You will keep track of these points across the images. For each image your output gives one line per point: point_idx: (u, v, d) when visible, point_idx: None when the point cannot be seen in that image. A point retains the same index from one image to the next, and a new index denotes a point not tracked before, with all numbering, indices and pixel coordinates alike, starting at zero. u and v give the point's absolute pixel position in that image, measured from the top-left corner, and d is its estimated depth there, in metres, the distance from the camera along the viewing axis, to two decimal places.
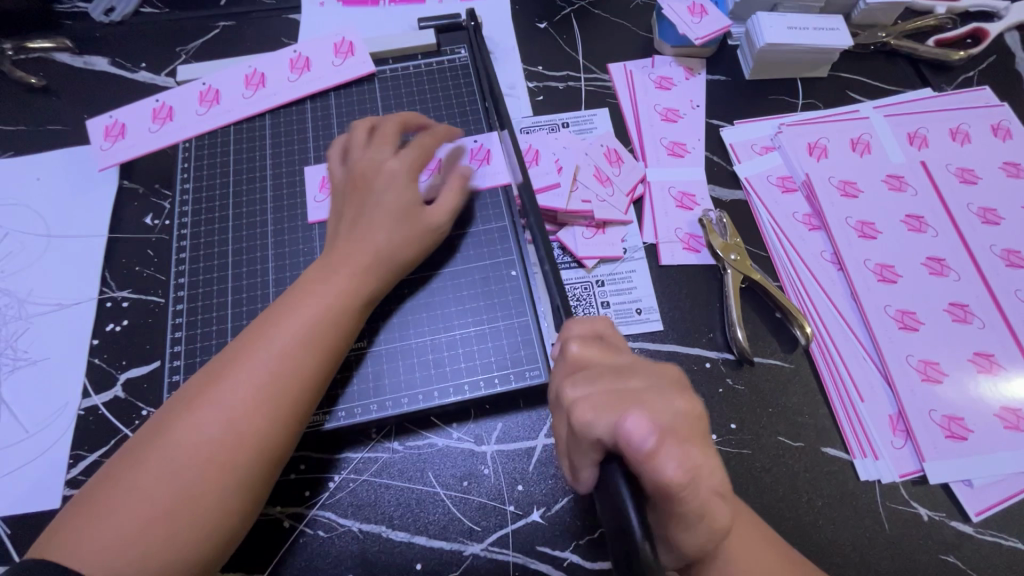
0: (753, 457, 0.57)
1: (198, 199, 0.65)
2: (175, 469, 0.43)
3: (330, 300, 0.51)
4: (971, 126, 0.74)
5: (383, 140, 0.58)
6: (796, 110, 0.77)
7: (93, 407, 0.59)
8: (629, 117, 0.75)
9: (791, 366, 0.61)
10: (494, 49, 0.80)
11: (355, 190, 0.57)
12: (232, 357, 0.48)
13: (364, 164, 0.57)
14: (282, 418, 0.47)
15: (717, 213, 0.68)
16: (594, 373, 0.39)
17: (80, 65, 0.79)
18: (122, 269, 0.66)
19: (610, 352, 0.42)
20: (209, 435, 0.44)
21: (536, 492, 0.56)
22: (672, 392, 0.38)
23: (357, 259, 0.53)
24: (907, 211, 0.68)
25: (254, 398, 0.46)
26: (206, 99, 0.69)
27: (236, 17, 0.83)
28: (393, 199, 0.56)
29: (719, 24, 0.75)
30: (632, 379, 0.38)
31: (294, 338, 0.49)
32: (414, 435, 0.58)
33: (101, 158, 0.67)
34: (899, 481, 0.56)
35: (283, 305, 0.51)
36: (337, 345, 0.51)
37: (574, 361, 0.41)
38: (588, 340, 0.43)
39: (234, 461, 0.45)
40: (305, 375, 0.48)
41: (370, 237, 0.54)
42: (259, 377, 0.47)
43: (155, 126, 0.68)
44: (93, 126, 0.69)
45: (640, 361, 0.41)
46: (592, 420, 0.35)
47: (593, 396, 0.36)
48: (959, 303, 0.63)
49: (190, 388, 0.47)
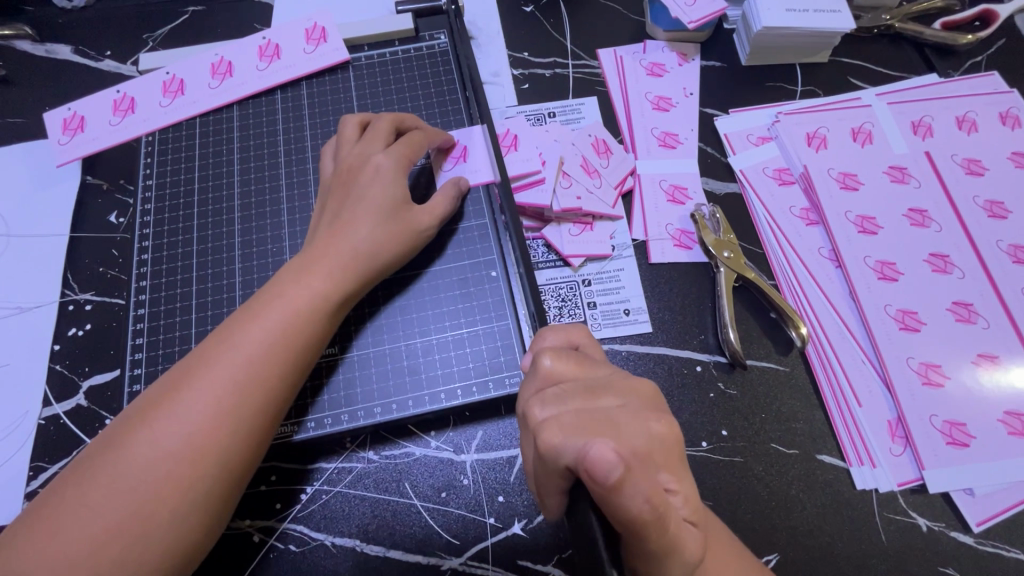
0: (744, 466, 0.54)
1: (162, 197, 0.61)
2: (132, 485, 0.41)
3: (299, 304, 0.48)
4: (978, 114, 0.70)
5: (373, 133, 0.56)
6: (795, 98, 0.73)
7: (54, 416, 0.57)
8: (618, 107, 0.72)
9: (786, 369, 0.58)
10: (478, 34, 0.76)
11: (342, 184, 0.54)
12: (195, 365, 0.45)
13: (353, 157, 0.55)
14: (250, 427, 0.44)
15: (710, 207, 0.65)
16: (566, 393, 0.36)
17: (42, 54, 0.75)
18: (85, 270, 0.63)
19: (587, 366, 0.39)
20: (169, 449, 0.42)
21: (518, 503, 0.53)
22: (641, 415, 0.36)
23: (332, 258, 0.50)
24: (910, 205, 0.65)
25: (219, 408, 0.43)
26: (170, 90, 0.65)
27: (206, 1, 0.79)
28: (379, 194, 0.53)
29: (713, 7, 0.71)
30: (603, 401, 0.36)
31: (262, 347, 0.46)
32: (390, 444, 0.55)
33: (59, 152, 0.64)
34: (897, 490, 0.54)
35: (255, 306, 0.48)
36: (310, 348, 0.48)
37: (545, 378, 0.38)
38: (560, 352, 0.39)
39: (195, 476, 0.42)
40: (273, 384, 0.46)
41: (351, 234, 0.51)
42: (223, 384, 0.44)
43: (116, 118, 0.64)
44: (50, 119, 0.65)
45: (617, 379, 0.38)
46: (559, 445, 0.33)
47: (563, 417, 0.34)
48: (963, 301, 0.60)
49: (150, 397, 0.44)
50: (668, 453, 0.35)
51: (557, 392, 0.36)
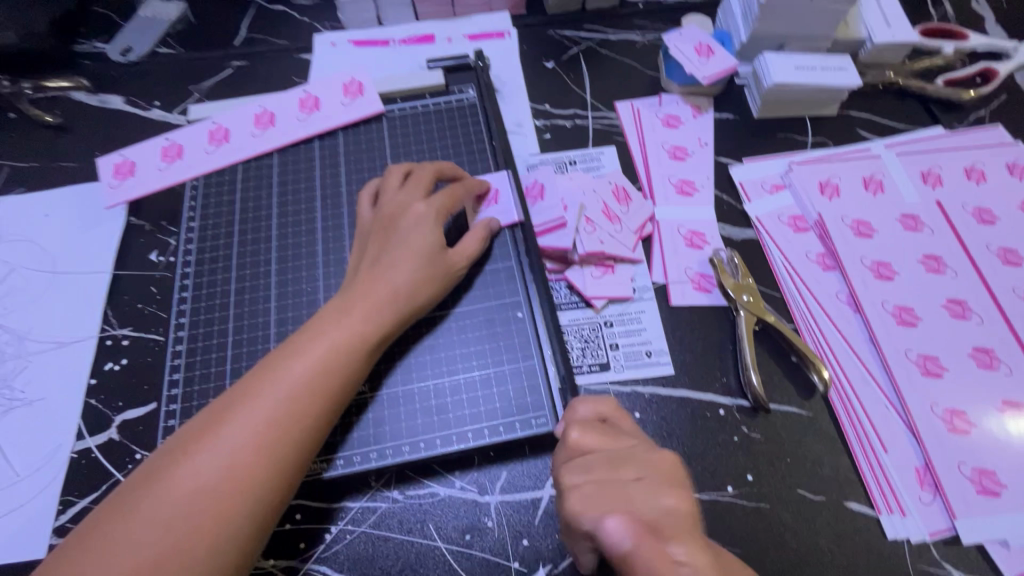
0: (771, 512, 0.54)
1: (203, 237, 0.64)
2: (170, 519, 0.41)
3: (338, 341, 0.49)
4: (985, 165, 0.73)
5: (414, 183, 0.59)
6: (806, 148, 0.77)
7: (86, 449, 0.58)
8: (636, 156, 0.75)
9: (809, 414, 0.59)
10: (502, 87, 0.81)
11: (383, 230, 0.57)
12: (237, 399, 0.46)
13: (393, 205, 0.58)
14: (286, 462, 0.45)
15: (728, 252, 0.67)
16: (591, 464, 0.40)
17: (95, 103, 0.81)
18: (124, 306, 0.65)
19: (610, 438, 0.42)
20: (208, 482, 0.42)
21: (542, 547, 0.53)
22: (660, 489, 0.38)
23: (372, 298, 0.52)
24: (924, 252, 0.67)
25: (258, 443, 0.44)
26: (216, 137, 0.70)
27: (250, 57, 0.85)
28: (419, 239, 0.55)
29: (725, 65, 0.76)
30: (622, 473, 0.39)
31: (302, 382, 0.47)
32: (415, 484, 0.55)
33: (110, 196, 0.69)
34: (930, 540, 0.53)
35: (297, 342, 0.50)
36: (347, 384, 0.49)
37: (572, 448, 0.42)
38: (587, 424, 0.43)
39: (232, 511, 0.42)
40: (311, 420, 0.47)
41: (389, 276, 0.53)
42: (268, 412, 0.46)
43: (164, 164, 0.69)
44: (103, 163, 0.70)
45: (640, 450, 0.41)
46: (580, 513, 0.38)
47: (585, 489, 0.39)
48: (984, 348, 0.61)
49: (190, 430, 0.45)
50: (687, 527, 0.37)
51: (582, 464, 0.40)
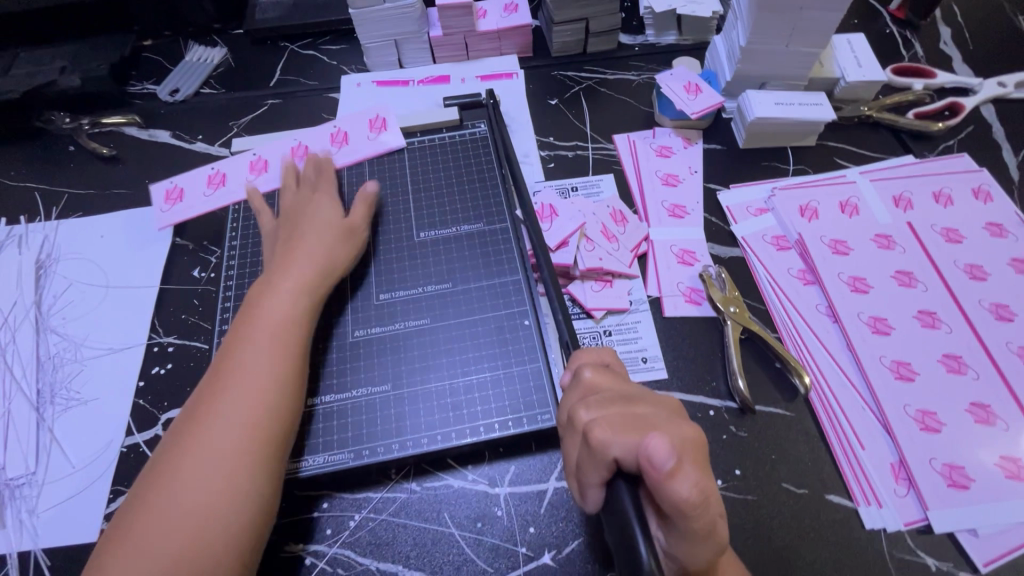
0: (757, 503, 0.59)
1: (243, 254, 0.72)
2: (189, 485, 0.49)
3: (262, 334, 0.58)
4: (952, 189, 0.80)
5: (318, 208, 0.70)
6: (788, 175, 0.84)
7: (135, 444, 0.64)
8: (633, 182, 0.83)
9: (792, 415, 0.64)
10: (511, 122, 0.90)
11: (283, 249, 0.66)
12: (210, 389, 0.55)
13: (294, 205, 0.71)
14: (273, 425, 0.53)
15: (716, 268, 0.73)
16: (605, 400, 0.44)
17: (145, 137, 0.90)
18: (170, 316, 0.73)
19: (622, 381, 0.47)
20: (214, 450, 0.51)
21: (547, 534, 0.58)
22: (676, 420, 0.41)
23: (266, 302, 0.60)
24: (896, 268, 0.73)
25: (248, 415, 0.53)
26: (256, 167, 0.78)
27: (283, 96, 0.95)
28: (309, 249, 0.65)
29: (712, 101, 0.84)
30: (640, 408, 0.42)
31: (242, 370, 0.55)
32: (431, 476, 0.61)
33: (160, 218, 0.78)
34: (904, 530, 0.57)
35: (228, 341, 0.58)
36: (292, 361, 0.58)
37: (587, 388, 0.46)
38: (598, 368, 0.48)
39: (236, 468, 0.50)
40: (274, 389, 0.55)
41: (280, 286, 0.62)
42: (234, 413, 0.53)
43: (210, 190, 0.78)
44: (189, 177, 0.79)
45: (648, 393, 0.45)
46: (608, 437, 0.39)
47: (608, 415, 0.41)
48: (953, 354, 0.66)
49: (191, 414, 0.54)
50: (701, 451, 0.40)
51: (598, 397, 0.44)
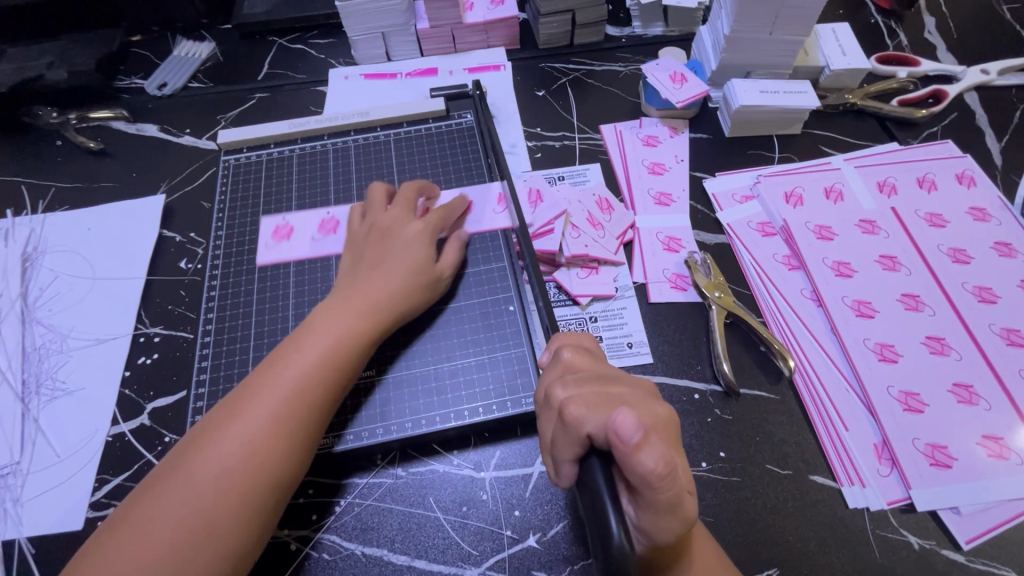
0: (741, 485, 0.59)
1: (229, 245, 0.72)
2: (202, 492, 0.48)
3: (324, 341, 0.55)
4: (936, 175, 0.80)
5: (404, 204, 0.67)
6: (773, 163, 0.84)
7: (121, 433, 0.64)
8: (619, 171, 0.83)
9: (777, 397, 0.64)
10: (498, 113, 0.90)
11: (374, 243, 0.64)
12: (250, 389, 0.53)
13: (387, 215, 0.66)
14: (297, 444, 0.51)
15: (701, 255, 0.73)
16: (583, 379, 0.44)
17: (133, 131, 0.90)
18: (157, 308, 0.73)
19: (600, 364, 0.47)
20: (231, 461, 0.49)
21: (532, 517, 0.58)
22: (649, 401, 0.42)
23: (358, 301, 0.59)
24: (881, 252, 0.73)
25: (274, 428, 0.51)
26: (326, 227, 0.73)
27: (271, 89, 0.95)
28: (405, 251, 0.62)
29: (697, 90, 0.84)
30: (614, 388, 0.43)
31: (288, 378, 0.53)
32: (417, 461, 0.61)
33: (264, 254, 0.71)
34: (888, 509, 0.57)
35: (296, 338, 0.56)
36: (341, 376, 0.55)
37: (565, 367, 0.46)
38: (579, 350, 0.48)
39: (251, 483, 0.49)
40: (312, 407, 0.53)
41: (380, 284, 0.60)
42: (259, 429, 0.50)
43: (274, 242, 0.72)
44: (265, 223, 0.73)
45: (624, 375, 0.45)
46: (581, 414, 0.39)
47: (582, 392, 0.41)
48: (936, 336, 0.66)
49: (224, 408, 0.52)
50: (670, 430, 0.40)
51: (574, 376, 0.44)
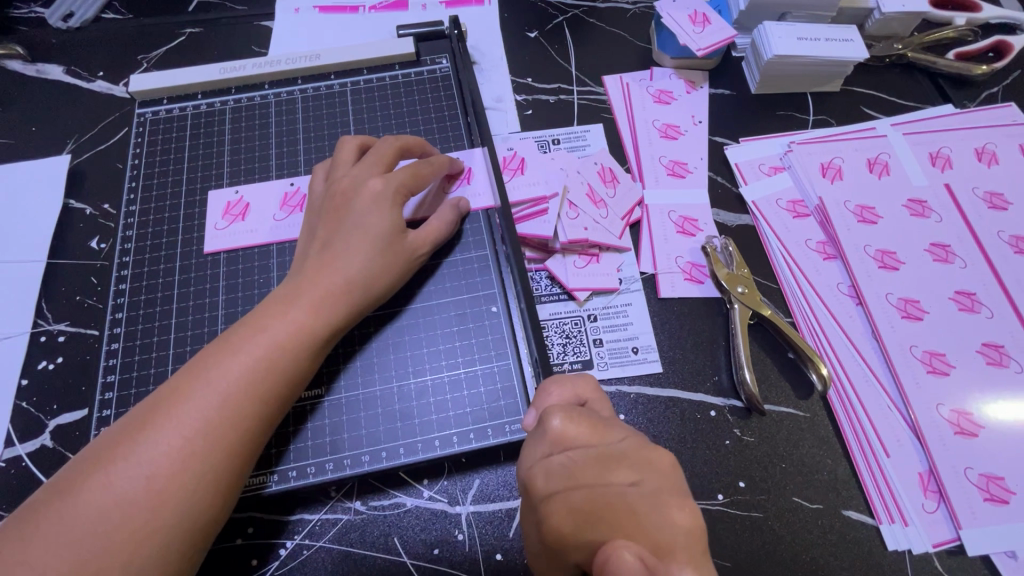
0: (764, 522, 0.50)
1: (145, 222, 0.58)
2: (87, 533, 0.36)
3: (267, 342, 0.44)
4: (997, 146, 0.68)
5: (375, 158, 0.53)
6: (807, 127, 0.71)
7: (16, 457, 0.52)
8: (625, 135, 0.69)
9: (806, 415, 0.54)
10: (480, 59, 0.74)
11: (334, 210, 0.51)
12: (167, 396, 0.41)
13: (353, 174, 0.52)
14: (222, 475, 0.40)
15: (722, 240, 0.62)
16: (574, 465, 0.32)
17: (32, 74, 0.73)
18: (61, 299, 0.60)
19: (602, 430, 0.34)
20: (131, 495, 0.38)
21: (517, 562, 0.49)
22: (663, 500, 0.32)
23: (322, 288, 0.47)
24: (931, 240, 0.62)
25: (191, 453, 0.39)
26: (290, 203, 0.58)
27: (205, 23, 0.78)
28: (373, 222, 0.49)
29: (723, 34, 0.69)
30: (616, 478, 0.32)
31: (219, 387, 0.41)
32: (379, 494, 0.51)
33: (211, 237, 0.57)
34: (933, 552, 0.49)
35: (233, 335, 0.44)
36: (287, 388, 0.44)
37: (553, 441, 0.34)
38: (573, 410, 0.35)
39: (155, 524, 0.38)
40: (245, 427, 0.42)
41: (342, 265, 0.48)
42: (171, 453, 0.39)
43: (224, 223, 0.57)
44: (214, 199, 0.59)
45: (633, 447, 0.34)
46: (571, 534, 0.31)
47: (572, 498, 0.31)
48: (993, 343, 0.56)
49: (132, 419, 0.41)
50: (691, 548, 0.31)
51: (564, 464, 0.32)
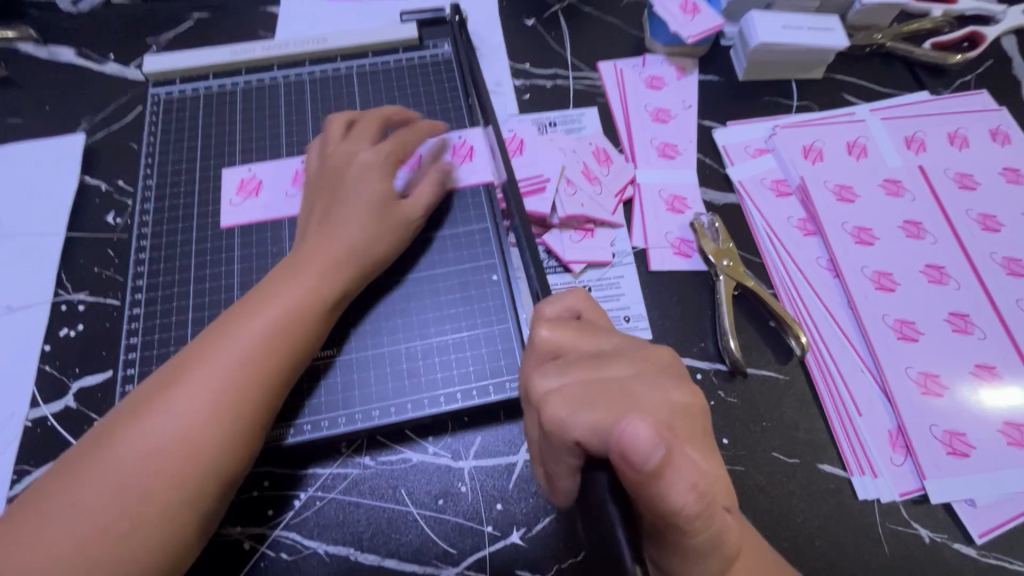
0: (746, 474, 0.54)
1: (162, 196, 0.61)
2: (124, 481, 0.39)
3: (281, 307, 0.47)
4: (969, 130, 0.72)
5: (365, 134, 0.56)
6: (791, 112, 0.75)
7: (42, 418, 0.55)
8: (619, 118, 0.73)
9: (786, 378, 0.58)
10: (480, 45, 0.77)
11: (330, 184, 0.54)
12: (190, 357, 0.44)
13: (346, 151, 0.55)
14: (245, 427, 0.43)
15: (710, 216, 0.65)
16: (568, 365, 0.37)
17: (44, 56, 0.75)
18: (80, 270, 0.62)
19: (590, 335, 0.39)
20: (163, 446, 0.41)
21: (516, 511, 0.52)
22: (658, 384, 0.36)
23: (327, 256, 0.50)
24: (905, 218, 0.66)
25: (215, 407, 0.42)
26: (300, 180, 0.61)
27: (212, 8, 0.80)
28: (368, 190, 0.53)
29: (712, 23, 0.73)
30: (610, 370, 0.37)
31: (238, 348, 0.45)
32: (387, 450, 0.54)
33: (227, 213, 0.60)
34: (899, 500, 0.53)
35: (248, 302, 0.47)
36: (302, 348, 0.47)
37: (547, 350, 0.39)
38: (563, 322, 0.40)
39: (188, 471, 0.41)
40: (264, 383, 0.45)
41: (342, 230, 0.51)
42: (197, 408, 0.42)
43: (239, 199, 0.60)
44: (227, 176, 0.62)
45: (621, 346, 0.39)
46: (564, 418, 0.34)
47: (572, 389, 0.35)
48: (960, 313, 0.61)
49: (158, 380, 0.44)
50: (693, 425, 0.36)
51: (559, 367, 0.37)
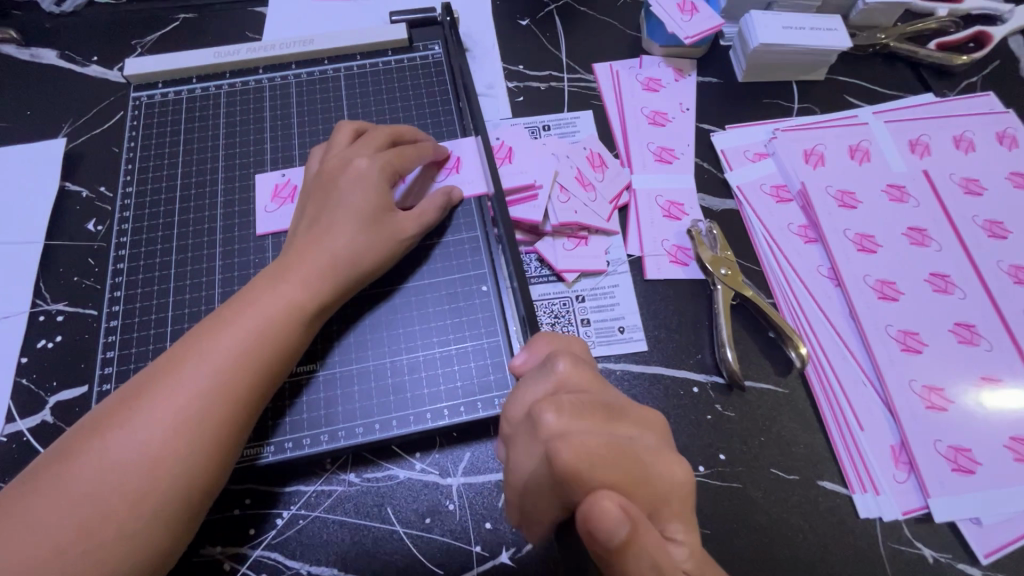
0: (743, 492, 0.52)
1: (141, 203, 0.59)
2: (88, 495, 0.38)
3: (259, 316, 0.45)
4: (975, 133, 0.70)
5: (366, 141, 0.54)
6: (791, 115, 0.73)
7: (17, 433, 0.54)
8: (614, 121, 0.71)
9: (785, 391, 0.56)
10: (472, 47, 0.75)
11: (320, 192, 0.52)
12: (163, 366, 0.43)
13: (339, 157, 0.53)
14: (217, 442, 0.42)
15: (707, 224, 0.64)
16: (582, 406, 0.33)
17: (25, 58, 0.74)
18: (59, 280, 0.61)
19: (600, 381, 0.37)
20: (130, 459, 0.39)
21: (505, 531, 0.50)
22: (665, 454, 0.35)
23: (307, 266, 0.48)
24: (909, 224, 0.64)
25: (185, 420, 0.41)
26: (280, 195, 0.59)
27: (198, 9, 0.78)
28: (358, 201, 0.51)
29: (710, 23, 0.71)
30: (621, 428, 0.34)
31: (212, 358, 0.43)
32: (373, 466, 0.52)
33: (264, 220, 0.57)
34: (902, 519, 0.51)
35: (225, 311, 0.46)
36: (278, 359, 0.46)
37: (557, 383, 0.36)
38: (578, 359, 0.37)
39: (154, 487, 0.39)
40: (237, 396, 0.43)
41: (327, 243, 0.49)
42: (167, 420, 0.40)
43: (274, 205, 0.58)
44: (261, 182, 0.60)
45: (630, 404, 0.36)
46: (573, 470, 0.31)
47: (585, 441, 0.32)
48: (965, 323, 0.59)
49: (129, 389, 0.42)
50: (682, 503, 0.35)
51: (574, 403, 0.34)
